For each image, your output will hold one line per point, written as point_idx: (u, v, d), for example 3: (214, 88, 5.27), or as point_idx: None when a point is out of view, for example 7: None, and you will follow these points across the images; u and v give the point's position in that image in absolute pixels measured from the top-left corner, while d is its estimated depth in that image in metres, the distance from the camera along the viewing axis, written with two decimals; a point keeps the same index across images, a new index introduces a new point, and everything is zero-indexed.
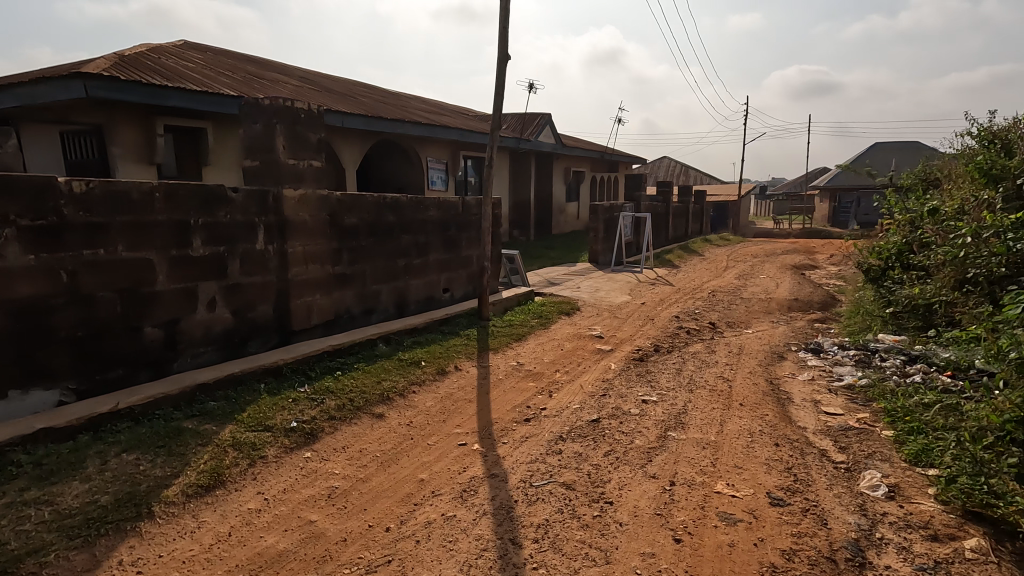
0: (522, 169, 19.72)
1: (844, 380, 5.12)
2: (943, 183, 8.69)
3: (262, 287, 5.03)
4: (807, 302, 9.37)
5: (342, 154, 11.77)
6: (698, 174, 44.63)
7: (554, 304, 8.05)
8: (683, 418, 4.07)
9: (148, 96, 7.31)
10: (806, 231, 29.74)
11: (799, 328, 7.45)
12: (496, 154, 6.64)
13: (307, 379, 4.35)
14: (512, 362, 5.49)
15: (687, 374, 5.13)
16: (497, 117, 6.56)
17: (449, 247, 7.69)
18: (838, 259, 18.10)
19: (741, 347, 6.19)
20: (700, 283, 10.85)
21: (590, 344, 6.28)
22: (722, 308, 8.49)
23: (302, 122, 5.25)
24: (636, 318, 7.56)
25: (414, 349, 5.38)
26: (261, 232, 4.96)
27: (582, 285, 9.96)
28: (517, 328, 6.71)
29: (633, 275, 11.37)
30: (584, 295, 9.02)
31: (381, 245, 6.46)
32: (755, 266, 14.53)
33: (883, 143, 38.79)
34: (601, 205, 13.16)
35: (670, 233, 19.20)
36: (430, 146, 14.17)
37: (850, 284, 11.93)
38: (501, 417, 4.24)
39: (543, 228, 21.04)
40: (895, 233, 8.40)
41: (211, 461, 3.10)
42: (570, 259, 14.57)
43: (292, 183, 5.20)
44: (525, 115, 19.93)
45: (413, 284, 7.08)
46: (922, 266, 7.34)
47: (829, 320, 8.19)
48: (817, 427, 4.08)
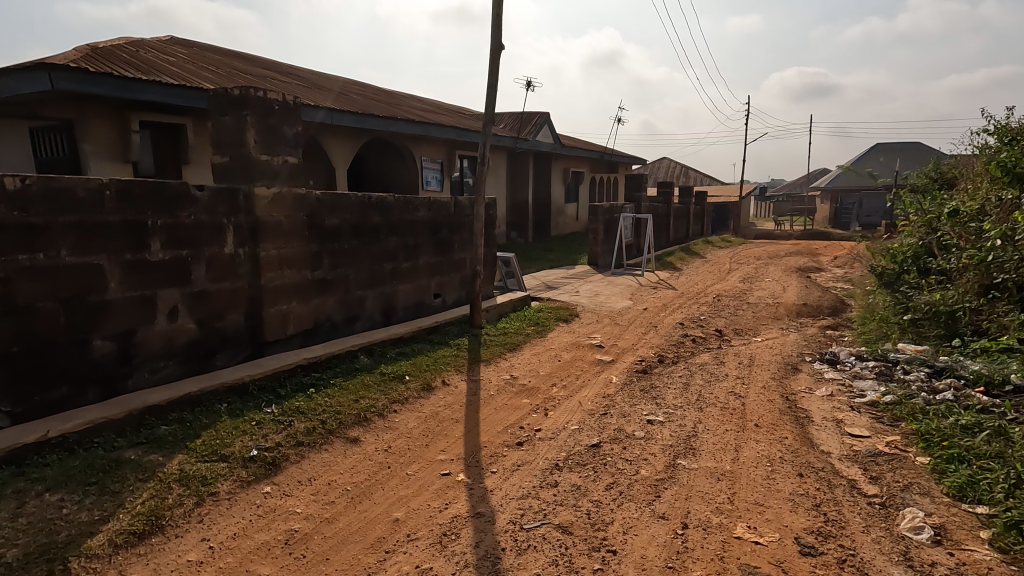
0: (520, 169, 19.31)
1: (867, 396, 4.69)
2: (960, 183, 8.27)
3: (231, 294, 4.61)
4: (816, 307, 8.95)
5: (333, 152, 11.35)
6: (698, 175, 44.26)
7: (552, 311, 7.62)
8: (694, 443, 3.65)
9: (121, 90, 6.88)
10: (808, 233, 29.32)
11: (811, 336, 7.02)
12: (489, 151, 6.20)
13: (276, 398, 3.92)
14: (505, 375, 5.07)
15: (696, 389, 4.71)
16: (490, 112, 6.13)
17: (440, 250, 7.27)
18: (843, 261, 17.69)
19: (751, 358, 5.77)
20: (704, 287, 10.43)
21: (589, 354, 5.85)
22: (728, 314, 8.07)
23: (277, 114, 4.82)
24: (638, 325, 7.13)
25: (399, 362, 4.95)
26: (230, 234, 4.54)
27: (581, 289, 9.53)
28: (512, 336, 6.28)
29: (634, 278, 10.95)
30: (583, 300, 8.59)
31: (365, 248, 6.04)
32: (759, 269, 14.11)
33: (885, 144, 38.40)
34: (600, 206, 12.75)
35: (671, 235, 18.78)
36: (425, 145, 13.75)
37: (859, 287, 11.50)
38: (490, 441, 3.81)
39: (542, 230, 20.63)
40: (911, 235, 7.99)
41: (150, 500, 2.68)
42: (568, 262, 14.15)
43: (265, 181, 4.78)
44: (523, 114, 19.52)
45: (401, 289, 6.66)
46: (941, 271, 6.92)
47: (841, 327, 7.76)
48: (843, 453, 3.65)
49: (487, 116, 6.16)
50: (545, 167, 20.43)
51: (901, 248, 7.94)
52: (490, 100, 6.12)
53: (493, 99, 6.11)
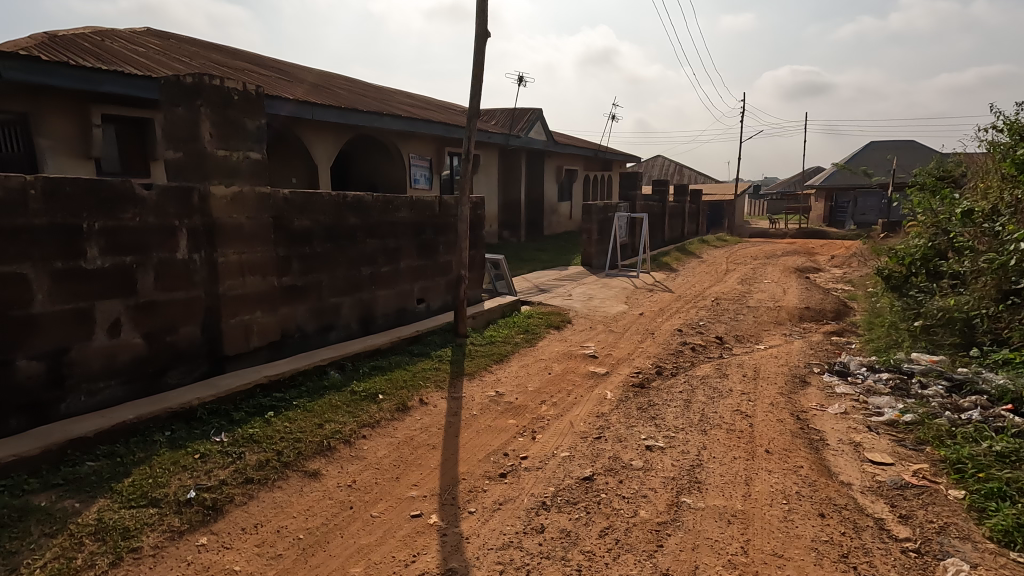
0: (512, 167, 18.87)
1: (884, 414, 4.30)
2: (969, 181, 7.91)
3: (185, 305, 4.16)
4: (819, 311, 8.57)
5: (315, 149, 10.88)
6: (692, 173, 44.00)
7: (543, 317, 7.19)
8: (699, 476, 3.24)
9: (78, 80, 6.39)
10: (804, 231, 29.05)
11: (816, 343, 6.64)
12: (474, 147, 5.75)
13: (228, 424, 3.47)
14: (490, 392, 4.64)
15: (698, 407, 4.30)
16: (475, 105, 5.69)
17: (424, 253, 6.83)
18: (841, 261, 17.37)
19: (756, 369, 5.37)
20: (701, 289, 10.05)
21: (582, 366, 5.43)
22: (728, 319, 7.68)
23: (236, 106, 4.35)
24: (634, 332, 6.72)
25: (374, 377, 4.51)
26: (183, 238, 4.09)
27: (574, 292, 9.11)
28: (499, 346, 5.85)
29: (629, 280, 10.55)
30: (576, 304, 8.17)
31: (340, 251, 5.60)
32: (757, 269, 13.75)
33: (880, 142, 38.22)
34: (594, 205, 12.34)
35: (666, 234, 18.40)
36: (413, 141, 13.29)
37: (860, 289, 11.15)
38: (469, 472, 3.38)
39: (535, 229, 20.21)
40: (920, 236, 7.63)
41: (53, 562, 2.23)
42: (561, 262, 13.72)
43: (224, 179, 4.32)
44: (515, 110, 19.09)
45: (380, 295, 6.22)
46: (954, 274, 6.56)
47: (847, 333, 7.39)
48: (866, 486, 3.25)
49: (471, 110, 5.71)
50: (538, 164, 20.00)
51: (909, 249, 7.57)
52: (475, 92, 5.68)
53: (479, 90, 5.68)
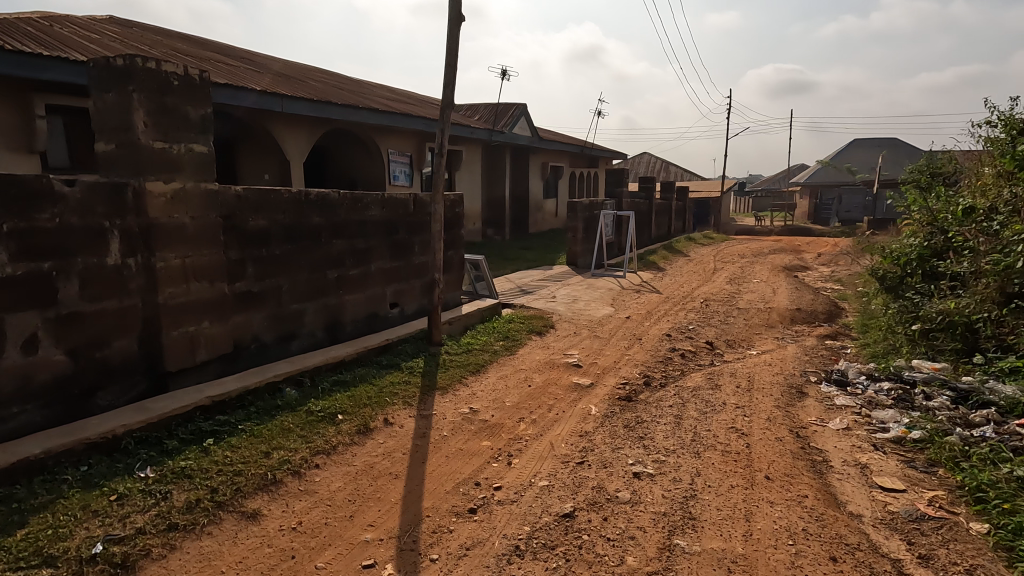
0: (496, 163, 18.43)
1: (890, 430, 3.97)
2: (966, 178, 7.65)
3: (118, 316, 3.70)
4: (810, 312, 8.30)
5: (288, 143, 10.36)
6: (678, 170, 43.90)
7: (525, 321, 6.80)
8: (694, 510, 2.87)
9: (18, 67, 5.86)
10: (789, 229, 29.00)
11: (811, 349, 6.31)
12: (448, 140, 5.33)
13: (158, 455, 3.02)
14: (463, 408, 4.23)
15: (690, 424, 3.94)
16: (448, 95, 5.26)
17: (396, 255, 6.40)
18: (827, 259, 17.22)
19: (750, 378, 5.04)
20: (689, 289, 9.73)
21: (565, 377, 5.04)
22: (719, 323, 7.35)
23: (177, 93, 3.89)
24: (620, 337, 6.35)
25: (335, 394, 4.08)
26: (113, 241, 3.63)
27: (558, 294, 8.73)
28: (476, 355, 5.44)
29: (615, 280, 10.20)
30: (560, 307, 7.78)
31: (301, 253, 5.15)
32: (745, 268, 13.49)
33: (863, 140, 38.38)
34: (580, 202, 11.97)
35: (652, 232, 18.10)
36: (392, 136, 12.80)
37: (850, 288, 10.93)
38: (434, 508, 2.98)
39: (519, 226, 19.84)
40: (914, 235, 7.36)
41: None
42: (546, 262, 13.34)
43: (162, 174, 3.86)
44: (499, 105, 18.66)
45: (348, 300, 5.79)
46: (952, 275, 6.27)
47: (841, 336, 7.10)
48: (878, 518, 2.90)
49: (445, 101, 5.29)
50: (523, 161, 19.58)
51: (904, 249, 7.29)
52: (449, 81, 5.26)
53: (452, 79, 5.26)
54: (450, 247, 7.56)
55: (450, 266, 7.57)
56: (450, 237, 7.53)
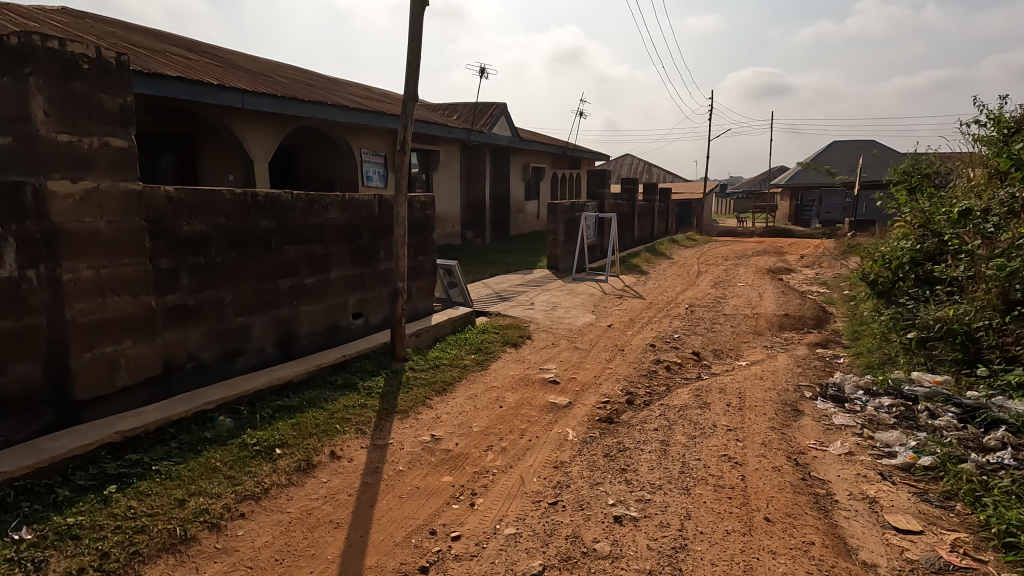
0: (476, 164, 17.98)
1: (897, 456, 3.59)
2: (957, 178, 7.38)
3: (14, 338, 3.16)
4: (798, 318, 7.97)
5: (251, 142, 9.77)
6: (661, 172, 43.86)
7: (500, 332, 6.33)
8: (685, 567, 2.44)
9: None
10: (771, 230, 28.96)
11: (802, 359, 5.95)
12: (411, 137, 4.86)
13: (44, 510, 2.51)
14: (424, 435, 3.76)
15: (678, 452, 3.51)
16: (411, 87, 4.79)
17: (359, 261, 5.90)
18: (811, 260, 17.05)
19: (740, 394, 4.65)
20: (673, 294, 9.37)
21: (540, 396, 4.59)
22: (705, 331, 6.96)
23: (87, 78, 3.37)
24: (601, 349, 5.92)
25: (277, 423, 3.58)
26: (6, 249, 3.10)
27: (536, 300, 8.28)
28: (444, 372, 4.96)
29: (597, 285, 9.81)
30: (537, 315, 7.33)
31: (248, 261, 4.64)
32: (729, 271, 13.19)
33: (842, 142, 38.72)
34: (560, 204, 11.55)
35: (635, 234, 17.78)
36: (365, 136, 12.27)
37: (836, 292, 10.67)
38: (378, 567, 2.50)
39: (500, 228, 19.41)
40: (906, 237, 7.05)
41: None
42: (526, 265, 12.90)
43: (70, 172, 3.33)
44: (478, 104, 18.21)
45: (304, 311, 5.28)
46: (948, 280, 5.96)
47: (832, 344, 6.78)
48: (896, 569, 2.49)
49: (407, 94, 4.82)
50: (503, 162, 19.14)
51: (895, 252, 6.98)
52: (411, 71, 4.80)
53: (416, 69, 4.80)
54: (421, 252, 7.07)
55: (420, 272, 7.09)
56: (420, 241, 7.05)
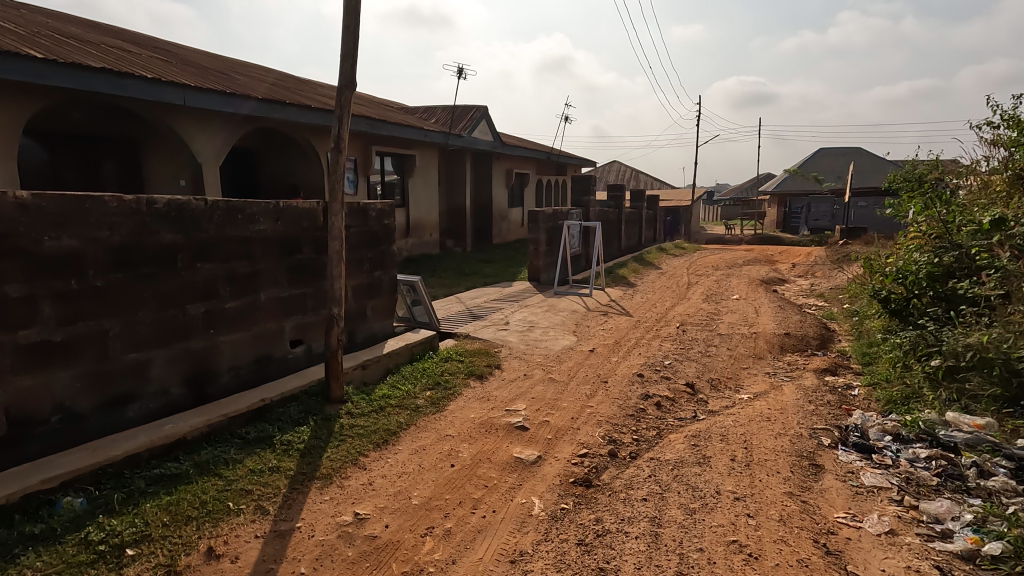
0: (456, 170, 17.17)
1: (954, 537, 2.79)
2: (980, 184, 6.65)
3: None
4: (801, 338, 7.24)
5: (199, 144, 8.88)
6: (649, 179, 43.47)
7: (465, 361, 5.49)
8: None
9: None
10: (760, 238, 28.42)
11: (812, 391, 5.17)
12: (347, 132, 3.99)
13: None
14: (344, 515, 2.89)
15: (673, 541, 2.69)
16: (347, 72, 3.95)
17: (298, 280, 5.02)
18: (803, 269, 16.46)
19: (746, 443, 3.83)
20: (663, 310, 8.59)
21: (503, 448, 3.74)
22: (699, 355, 6.18)
23: None
24: (581, 381, 5.10)
25: (143, 503, 2.70)
26: None
27: (512, 319, 7.44)
28: (390, 415, 4.11)
29: (580, 300, 9.00)
30: (511, 338, 6.49)
31: (142, 284, 3.75)
32: (721, 283, 12.48)
33: (828, 149, 38.55)
34: (542, 212, 10.73)
35: (622, 243, 17.07)
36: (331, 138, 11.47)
37: (836, 306, 9.98)
38: None
39: (482, 237, 18.62)
40: (922, 249, 6.32)
41: None
42: (506, 277, 12.07)
43: None
44: (458, 107, 17.42)
45: (224, 342, 4.39)
46: (975, 299, 5.22)
47: (842, 370, 6.02)
48: None
49: (341, 80, 3.97)
50: (485, 168, 18.34)
51: (910, 266, 6.25)
52: (346, 52, 3.96)
53: (351, 50, 3.96)
54: (377, 267, 6.20)
55: (377, 290, 6.22)
56: (377, 255, 6.19)
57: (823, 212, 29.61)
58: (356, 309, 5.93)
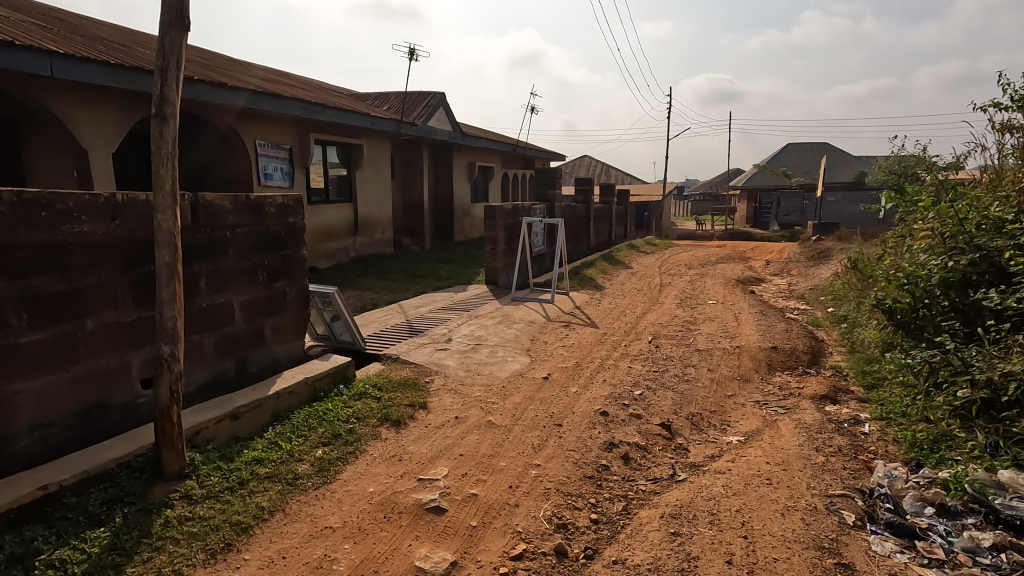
0: (412, 162, 15.85)
1: None
2: (1002, 174, 5.69)
3: None
4: (790, 353, 6.28)
5: (84, 127, 7.46)
6: (620, 175, 42.79)
7: (384, 399, 4.31)
8: None
9: None
10: (731, 233, 27.83)
11: (814, 430, 4.14)
12: (174, 92, 2.74)
13: None
14: None
15: None
16: (170, 3, 2.70)
17: (149, 299, 3.77)
18: (776, 266, 15.73)
19: (747, 530, 2.76)
20: (633, 319, 7.55)
21: (401, 551, 2.58)
22: (675, 381, 5.12)
23: None
24: (529, 425, 3.98)
25: None
26: None
27: (455, 335, 6.26)
28: (251, 494, 2.92)
29: (540, 308, 7.88)
30: (449, 361, 5.32)
31: None
32: (695, 283, 11.54)
33: (796, 144, 38.46)
34: (499, 207, 9.56)
35: (590, 240, 16.07)
36: (258, 124, 10.26)
37: (819, 310, 9.11)
38: None
39: (443, 233, 17.42)
40: (934, 250, 5.37)
41: None
42: (461, 280, 10.89)
43: None
44: (412, 94, 16.07)
45: (25, 391, 3.15)
46: (1008, 314, 4.28)
47: (844, 396, 5.05)
48: None
49: (163, 15, 2.71)
50: (445, 160, 17.07)
51: (920, 271, 5.29)
52: None
53: None
54: (278, 277, 4.94)
55: (278, 306, 4.97)
56: (279, 262, 4.95)
57: (792, 207, 29.08)
58: (250, 331, 4.68)
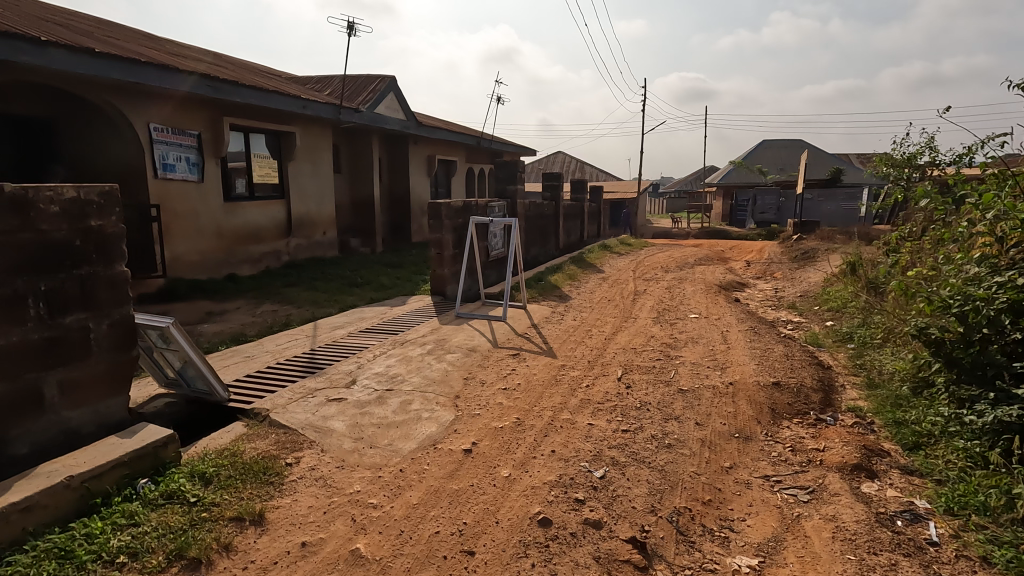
0: (360, 154, 14.17)
1: None
2: None
3: None
4: (798, 390, 4.90)
5: None
6: (594, 172, 41.51)
7: (200, 506, 2.73)
8: None
9: None
10: (708, 231, 26.64)
11: (863, 543, 2.72)
12: None
13: None
14: None
15: None
16: None
17: None
18: (759, 268, 14.49)
19: None
20: (599, 344, 6.05)
21: None
22: (653, 448, 3.65)
23: None
24: (419, 555, 2.46)
25: None
26: None
27: (361, 376, 4.68)
28: None
29: (486, 331, 6.34)
30: (336, 423, 3.75)
31: None
32: (674, 291, 10.13)
33: (771, 141, 37.65)
34: (444, 205, 8.01)
35: (558, 242, 14.59)
36: (153, 104, 8.54)
37: (817, 324, 7.76)
38: None
39: (399, 233, 15.81)
40: (995, 263, 3.98)
41: None
42: (403, 291, 9.30)
43: None
44: (360, 77, 14.34)
45: None
46: None
47: (883, 465, 3.64)
48: None
49: None
50: (399, 153, 15.42)
51: (978, 290, 3.92)
52: None
53: None
54: (69, 310, 3.34)
55: (73, 351, 3.37)
56: (71, 287, 3.34)
57: (768, 204, 27.99)
58: (11, 395, 3.08)
